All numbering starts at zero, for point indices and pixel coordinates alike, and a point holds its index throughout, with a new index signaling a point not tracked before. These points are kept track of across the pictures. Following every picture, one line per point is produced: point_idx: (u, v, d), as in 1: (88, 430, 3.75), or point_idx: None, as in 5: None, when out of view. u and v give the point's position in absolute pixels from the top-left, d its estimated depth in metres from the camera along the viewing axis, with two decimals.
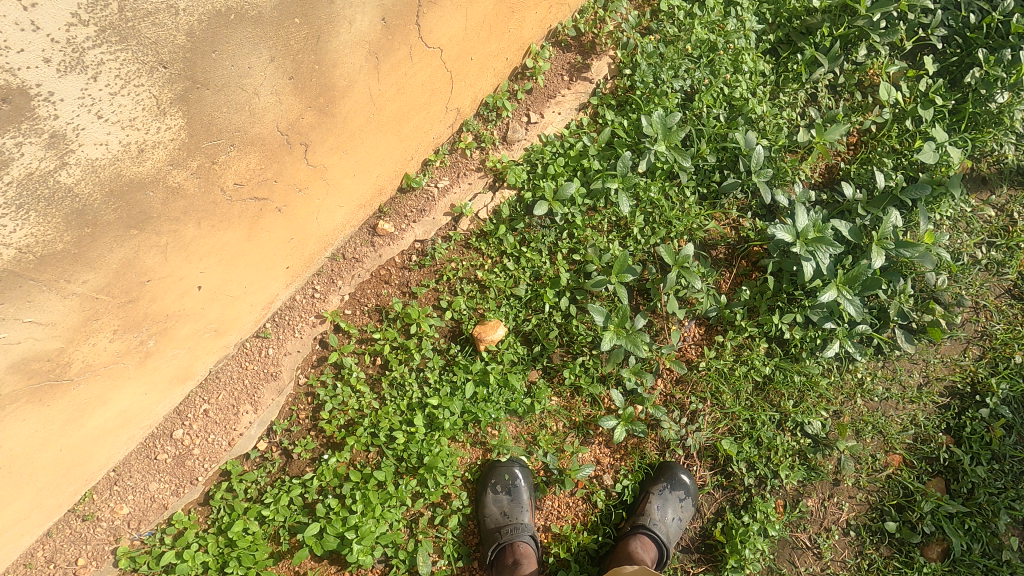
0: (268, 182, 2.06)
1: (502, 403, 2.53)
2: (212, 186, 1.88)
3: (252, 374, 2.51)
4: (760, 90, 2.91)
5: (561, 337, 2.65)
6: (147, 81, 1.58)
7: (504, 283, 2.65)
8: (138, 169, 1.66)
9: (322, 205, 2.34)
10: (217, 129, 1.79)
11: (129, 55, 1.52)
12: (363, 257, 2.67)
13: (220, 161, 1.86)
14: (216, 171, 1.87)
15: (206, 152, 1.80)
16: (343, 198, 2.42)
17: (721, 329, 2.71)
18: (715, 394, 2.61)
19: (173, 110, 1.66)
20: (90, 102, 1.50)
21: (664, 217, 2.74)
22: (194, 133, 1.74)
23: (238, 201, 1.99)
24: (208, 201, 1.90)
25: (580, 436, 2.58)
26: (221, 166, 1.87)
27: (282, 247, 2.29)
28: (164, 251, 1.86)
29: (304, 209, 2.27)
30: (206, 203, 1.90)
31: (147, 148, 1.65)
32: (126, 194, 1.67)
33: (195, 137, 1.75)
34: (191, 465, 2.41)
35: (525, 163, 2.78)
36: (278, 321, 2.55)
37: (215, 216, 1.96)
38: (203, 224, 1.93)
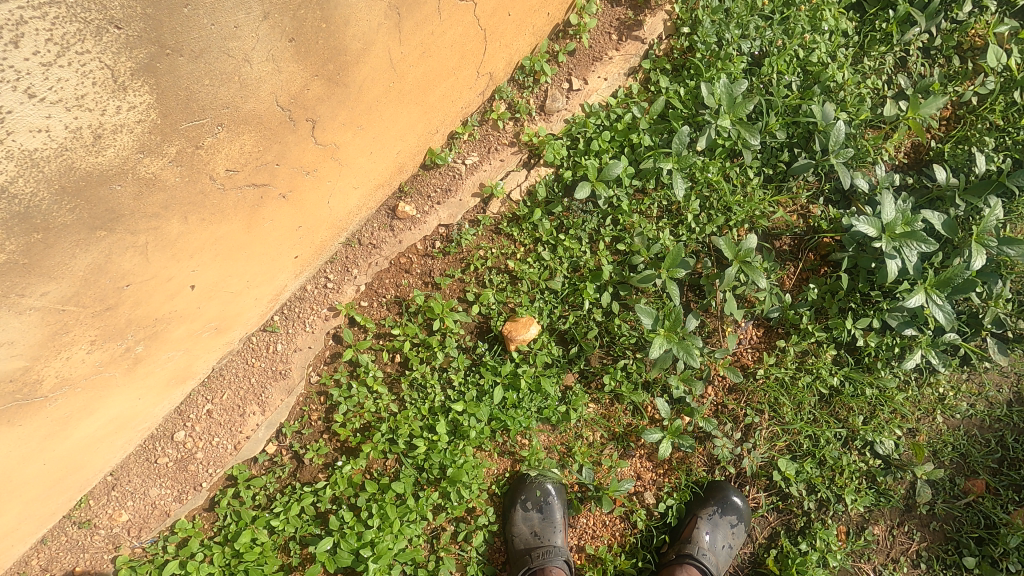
0: (269, 165, 1.76)
1: (534, 410, 2.28)
2: (198, 174, 1.59)
3: (259, 371, 2.28)
4: (841, 53, 2.50)
5: (601, 337, 2.36)
6: (94, 47, 1.28)
7: (538, 274, 2.36)
8: (96, 160, 1.38)
9: (334, 188, 2.04)
10: (197, 105, 1.49)
11: (65, 12, 1.22)
12: (382, 243, 2.38)
13: (206, 144, 1.56)
14: (201, 157, 1.57)
15: (188, 134, 1.51)
16: (358, 179, 2.10)
17: (783, 332, 2.40)
18: (774, 406, 2.32)
19: (136, 84, 1.36)
20: (18, 76, 1.22)
21: (722, 202, 2.40)
22: (168, 112, 1.44)
23: (233, 189, 1.70)
24: (194, 191, 1.61)
25: (619, 449, 2.33)
26: (208, 150, 1.57)
27: (292, 236, 2.01)
28: (145, 252, 1.60)
29: (313, 194, 1.96)
30: (193, 193, 1.62)
31: (105, 133, 1.36)
32: (85, 189, 1.40)
33: (170, 117, 1.45)
34: (194, 470, 2.21)
35: (565, 138, 2.45)
36: (287, 314, 2.29)
37: (206, 207, 1.67)
38: (191, 218, 1.66)
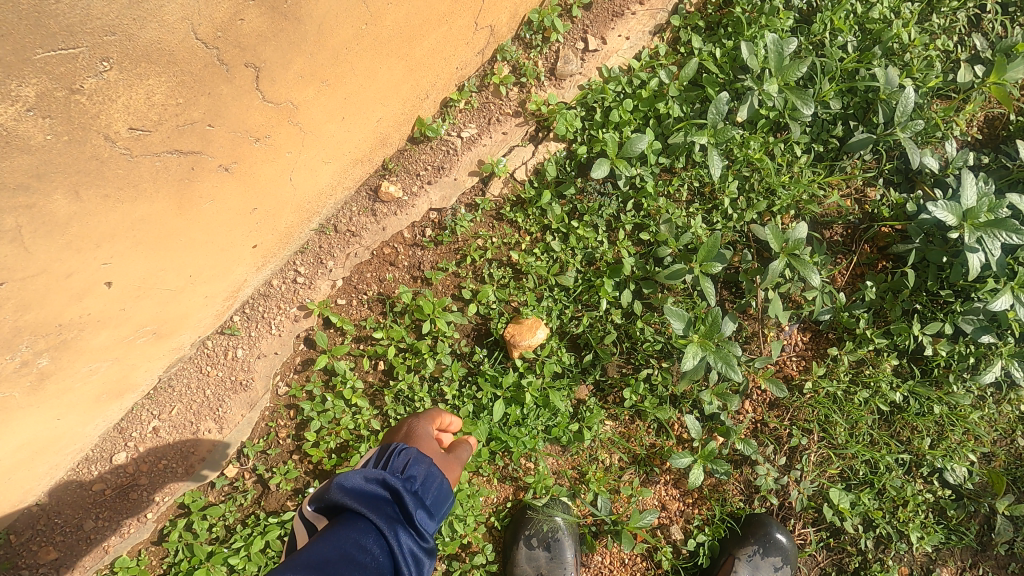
0: (198, 126, 1.31)
1: (540, 429, 1.94)
2: (86, 133, 1.12)
3: (216, 382, 1.92)
4: (905, 9, 2.12)
5: (620, 343, 2.01)
6: None
7: (547, 268, 2.00)
8: None
9: (298, 160, 1.62)
10: (58, 22, 0.98)
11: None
12: (361, 230, 2.00)
13: (87, 87, 1.07)
14: (83, 106, 1.09)
15: (51, 69, 1.01)
16: (328, 150, 1.69)
17: (833, 338, 2.05)
18: (825, 425, 1.96)
19: None
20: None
21: (764, 184, 2.04)
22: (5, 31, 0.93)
23: (145, 156, 1.25)
24: (84, 157, 1.15)
25: (641, 474, 1.98)
26: (95, 96, 1.09)
27: (241, 220, 1.60)
28: (21, 241, 1.15)
29: (265, 166, 1.53)
30: (82, 159, 1.15)
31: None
32: None
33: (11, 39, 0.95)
34: (137, 498, 1.86)
35: (579, 107, 2.07)
36: (249, 314, 1.93)
37: (107, 179, 1.22)
38: (87, 195, 1.20)
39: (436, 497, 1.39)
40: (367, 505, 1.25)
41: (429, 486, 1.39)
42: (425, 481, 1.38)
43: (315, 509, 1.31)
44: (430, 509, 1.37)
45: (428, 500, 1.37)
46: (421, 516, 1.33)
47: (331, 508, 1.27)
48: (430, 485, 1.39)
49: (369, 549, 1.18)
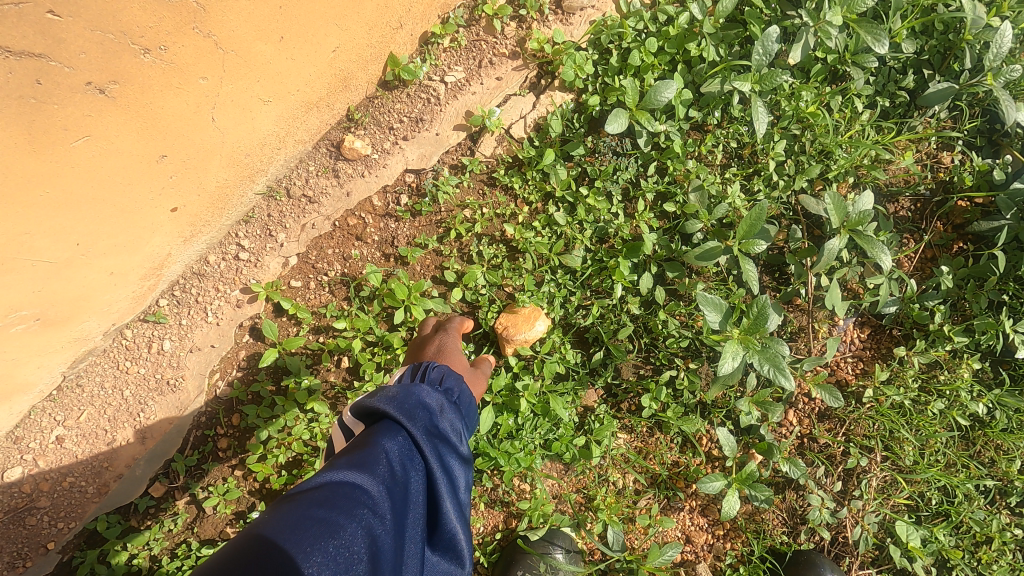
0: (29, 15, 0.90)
1: (538, 443, 1.58)
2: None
3: (137, 381, 1.55)
4: None
5: (637, 338, 1.64)
6: None
7: (549, 245, 1.62)
8: None
9: (213, 89, 1.22)
10: None
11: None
12: (321, 195, 1.62)
13: None
14: None
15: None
16: (260, 78, 1.29)
17: (899, 336, 1.67)
18: (890, 443, 1.59)
19: None
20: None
21: (819, 145, 1.65)
22: None
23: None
24: None
25: (661, 499, 1.61)
26: None
27: (137, 166, 1.20)
28: None
29: (161, 92, 1.14)
30: None
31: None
32: None
33: None
34: (35, 525, 1.48)
35: (591, 48, 1.68)
36: (180, 297, 1.56)
37: None
38: None
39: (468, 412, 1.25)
40: (414, 407, 1.09)
41: (461, 402, 1.23)
42: (460, 393, 1.23)
43: (347, 415, 1.14)
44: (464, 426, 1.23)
45: (463, 412, 1.22)
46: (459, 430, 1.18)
47: (370, 414, 1.08)
48: (464, 399, 1.24)
49: (420, 455, 1.03)
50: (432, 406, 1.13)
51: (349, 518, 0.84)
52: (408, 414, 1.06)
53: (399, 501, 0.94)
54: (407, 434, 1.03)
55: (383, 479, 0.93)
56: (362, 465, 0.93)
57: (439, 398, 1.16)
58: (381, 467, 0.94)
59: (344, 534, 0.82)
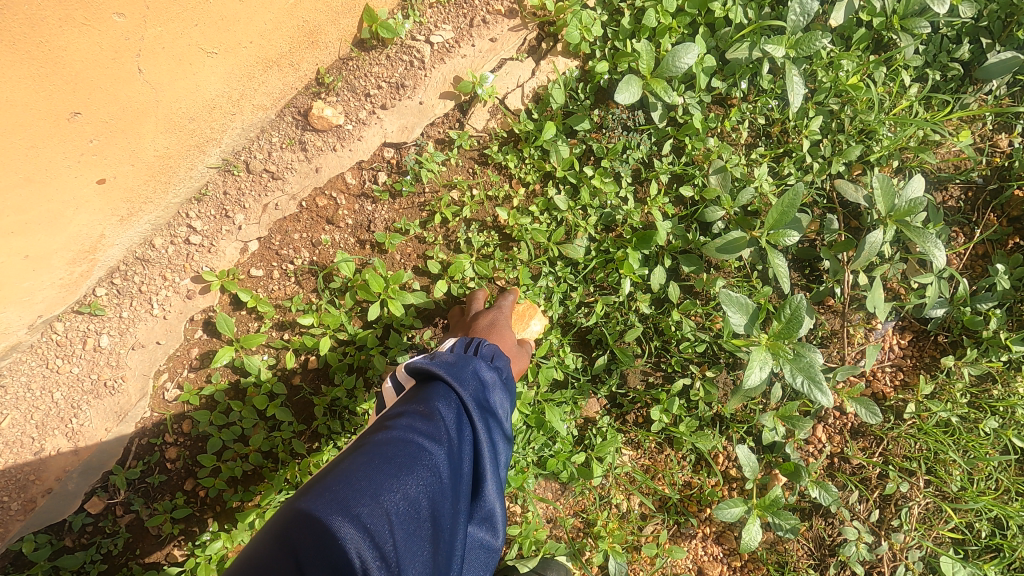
0: None
1: (531, 460, 1.37)
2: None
3: (70, 381, 1.33)
4: None
5: (647, 341, 1.44)
6: None
7: (548, 233, 1.41)
8: None
9: (130, 28, 1.02)
10: None
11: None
12: (286, 170, 1.41)
13: None
14: None
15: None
16: (192, 20, 1.09)
17: (946, 343, 1.46)
18: (934, 466, 1.39)
19: None
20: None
21: (859, 122, 1.44)
22: None
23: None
24: None
25: (671, 525, 1.41)
26: None
27: (42, 123, 1.01)
28: None
29: (61, 28, 0.95)
30: None
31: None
32: None
33: None
34: None
35: (599, 7, 1.47)
36: (120, 286, 1.35)
37: None
38: None
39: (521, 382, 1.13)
40: (474, 371, 0.99)
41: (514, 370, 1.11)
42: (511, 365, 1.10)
43: (400, 373, 1.04)
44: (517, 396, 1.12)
45: (516, 385, 1.09)
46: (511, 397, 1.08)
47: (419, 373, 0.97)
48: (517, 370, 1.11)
49: (480, 423, 0.93)
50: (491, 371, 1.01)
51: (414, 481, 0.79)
52: (468, 379, 0.96)
53: (458, 465, 0.87)
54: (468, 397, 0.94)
55: (444, 443, 0.86)
56: (422, 425, 0.86)
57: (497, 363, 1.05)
58: (442, 428, 0.87)
59: (404, 495, 0.78)
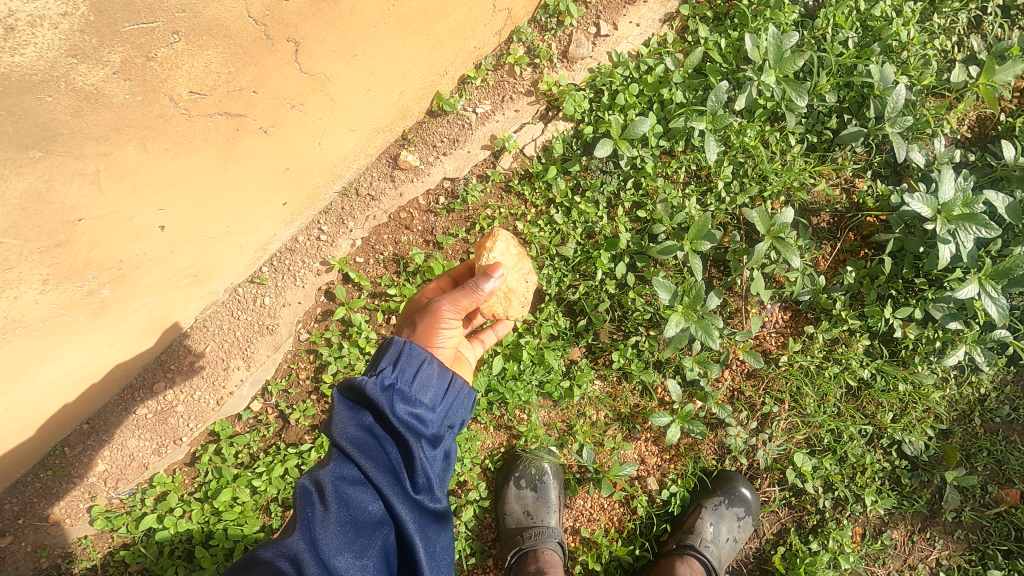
0: (245, 91, 1.40)
1: (534, 383, 2.14)
2: (154, 94, 1.20)
3: (245, 325, 2.13)
4: (908, 9, 2.22)
5: (613, 311, 2.17)
6: None
7: (549, 239, 2.16)
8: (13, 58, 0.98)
9: (325, 128, 1.75)
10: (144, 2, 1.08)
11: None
12: (381, 194, 2.17)
13: (160, 58, 1.17)
14: (155, 75, 1.18)
15: (134, 41, 1.11)
16: (356, 119, 1.85)
17: (812, 317, 2.20)
18: (795, 396, 2.14)
19: None
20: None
21: (758, 170, 2.16)
22: (103, 7, 1.03)
23: (198, 116, 1.33)
24: (152, 114, 1.24)
25: (624, 430, 2.17)
26: (163, 65, 1.18)
27: (271, 179, 1.74)
28: (94, 180, 1.23)
29: (297, 132, 1.66)
30: (151, 117, 1.24)
31: (24, 24, 0.96)
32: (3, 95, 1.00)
33: (106, 14, 1.04)
34: (174, 423, 2.10)
35: (588, 89, 2.20)
36: (276, 265, 2.13)
37: (168, 134, 1.30)
38: (150, 146, 1.28)
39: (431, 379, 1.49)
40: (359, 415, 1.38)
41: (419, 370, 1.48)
42: (411, 371, 1.46)
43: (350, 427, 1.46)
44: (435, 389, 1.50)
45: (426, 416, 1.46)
46: (422, 393, 1.46)
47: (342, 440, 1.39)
48: (420, 372, 1.47)
49: (369, 472, 1.34)
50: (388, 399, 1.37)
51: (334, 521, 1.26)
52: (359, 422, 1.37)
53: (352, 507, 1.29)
54: (359, 440, 1.35)
55: (335, 497, 1.29)
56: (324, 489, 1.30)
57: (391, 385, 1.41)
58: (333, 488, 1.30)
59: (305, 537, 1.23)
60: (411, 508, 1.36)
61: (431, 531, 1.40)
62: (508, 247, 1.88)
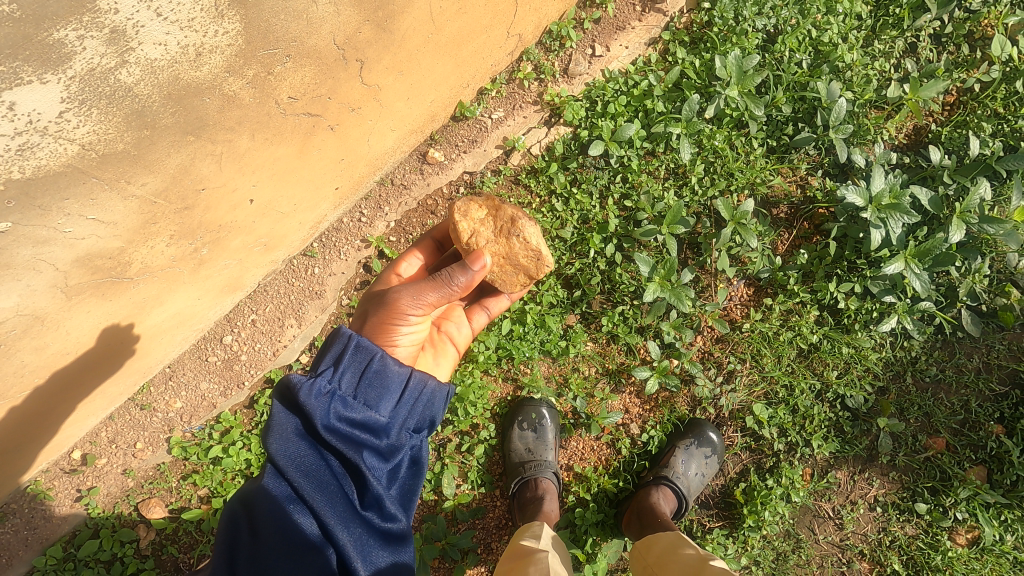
0: (323, 98, 1.88)
1: (537, 343, 2.55)
2: (267, 97, 1.69)
3: (297, 290, 2.55)
4: (853, 35, 2.65)
5: (603, 284, 2.59)
6: None
7: (551, 223, 2.59)
8: (195, 74, 1.45)
9: (374, 128, 2.21)
10: (273, 37, 1.58)
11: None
12: (412, 184, 2.60)
13: (276, 72, 1.66)
14: (271, 83, 1.67)
15: (262, 62, 1.60)
16: (396, 121, 2.30)
17: (771, 292, 2.60)
18: (755, 356, 2.56)
19: (231, 14, 1.44)
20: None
21: (726, 168, 2.58)
22: (251, 40, 1.53)
23: (291, 115, 1.81)
24: (263, 113, 1.71)
25: (612, 384, 2.58)
26: (277, 78, 1.67)
27: (331, 168, 2.20)
28: (219, 160, 1.70)
29: (354, 131, 2.12)
30: (261, 114, 1.71)
31: (205, 52, 1.44)
32: (183, 99, 1.47)
33: (252, 44, 1.54)
34: (238, 370, 2.53)
35: (584, 99, 2.64)
36: (325, 241, 2.55)
37: (270, 128, 1.78)
38: (257, 136, 1.76)
39: (377, 378, 1.55)
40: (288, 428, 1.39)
41: (363, 371, 1.54)
42: (356, 373, 1.53)
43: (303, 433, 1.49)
44: (383, 391, 1.55)
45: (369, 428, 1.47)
46: (365, 395, 1.52)
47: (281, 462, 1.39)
48: (366, 381, 1.53)
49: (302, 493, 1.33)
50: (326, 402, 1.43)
51: (270, 540, 1.27)
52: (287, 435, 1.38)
53: (284, 532, 1.28)
54: (289, 453, 1.36)
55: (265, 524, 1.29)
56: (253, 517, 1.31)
57: (331, 387, 1.47)
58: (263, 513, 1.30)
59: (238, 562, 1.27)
60: (354, 525, 1.36)
61: (380, 552, 1.39)
62: (472, 216, 2.07)
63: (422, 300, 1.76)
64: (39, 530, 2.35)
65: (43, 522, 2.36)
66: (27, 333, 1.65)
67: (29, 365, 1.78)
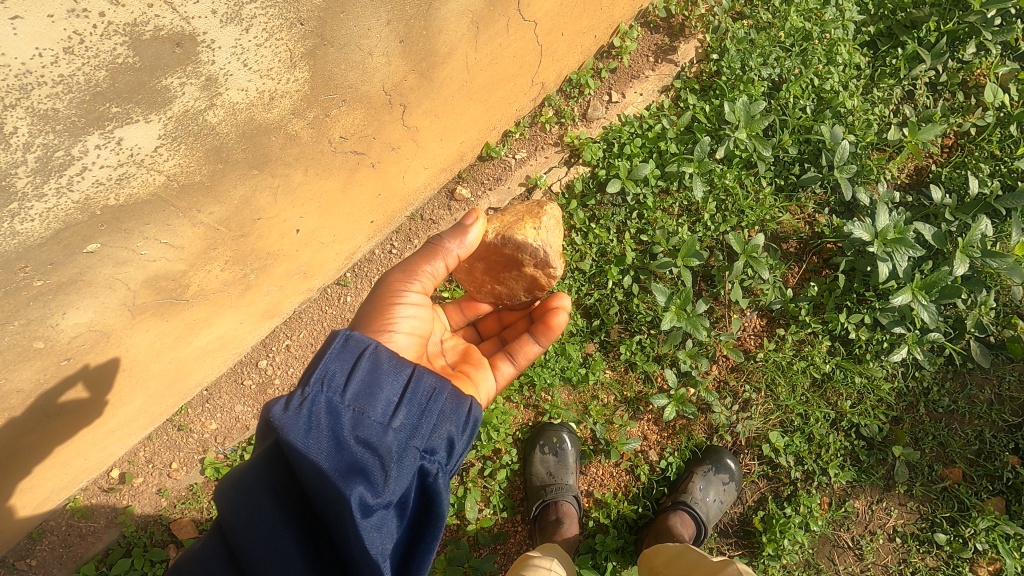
0: (368, 138, 2.10)
1: (558, 370, 2.64)
2: (322, 137, 1.92)
3: (330, 317, 2.65)
4: (852, 83, 2.83)
5: (621, 314, 2.70)
6: (286, 36, 1.59)
7: (571, 256, 2.72)
8: (267, 115, 1.70)
9: (410, 165, 2.41)
10: (334, 85, 1.82)
11: (275, 10, 1.53)
12: (440, 219, 2.76)
13: (332, 115, 1.89)
14: (327, 124, 1.90)
15: (322, 105, 1.83)
16: (429, 160, 2.49)
17: (783, 322, 2.70)
18: (770, 385, 2.63)
19: (300, 67, 1.69)
20: (241, 51, 1.51)
21: (737, 205, 2.72)
22: (315, 87, 1.77)
23: (340, 152, 2.03)
24: (317, 151, 1.94)
25: (630, 411, 2.66)
26: (332, 119, 1.90)
27: (370, 202, 2.38)
28: (275, 193, 1.92)
29: (392, 168, 2.33)
30: (315, 152, 1.94)
31: (277, 97, 1.68)
32: (254, 137, 1.71)
33: (316, 90, 1.78)
34: (272, 393, 2.62)
35: (602, 141, 2.82)
36: (357, 271, 2.67)
37: (320, 164, 2.00)
38: (310, 172, 1.98)
39: (375, 391, 1.34)
40: (242, 472, 1.22)
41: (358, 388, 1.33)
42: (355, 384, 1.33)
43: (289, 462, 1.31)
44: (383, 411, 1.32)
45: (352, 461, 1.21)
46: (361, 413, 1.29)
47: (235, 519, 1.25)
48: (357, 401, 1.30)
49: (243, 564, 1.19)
50: (300, 423, 1.21)
51: None
52: (240, 481, 1.21)
53: None
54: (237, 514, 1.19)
55: None
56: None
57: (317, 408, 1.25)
58: None
59: None
60: None
61: None
62: None
63: (415, 268, 1.80)
64: (74, 548, 2.40)
65: (78, 540, 2.41)
66: (95, 347, 1.79)
67: (93, 383, 1.91)
